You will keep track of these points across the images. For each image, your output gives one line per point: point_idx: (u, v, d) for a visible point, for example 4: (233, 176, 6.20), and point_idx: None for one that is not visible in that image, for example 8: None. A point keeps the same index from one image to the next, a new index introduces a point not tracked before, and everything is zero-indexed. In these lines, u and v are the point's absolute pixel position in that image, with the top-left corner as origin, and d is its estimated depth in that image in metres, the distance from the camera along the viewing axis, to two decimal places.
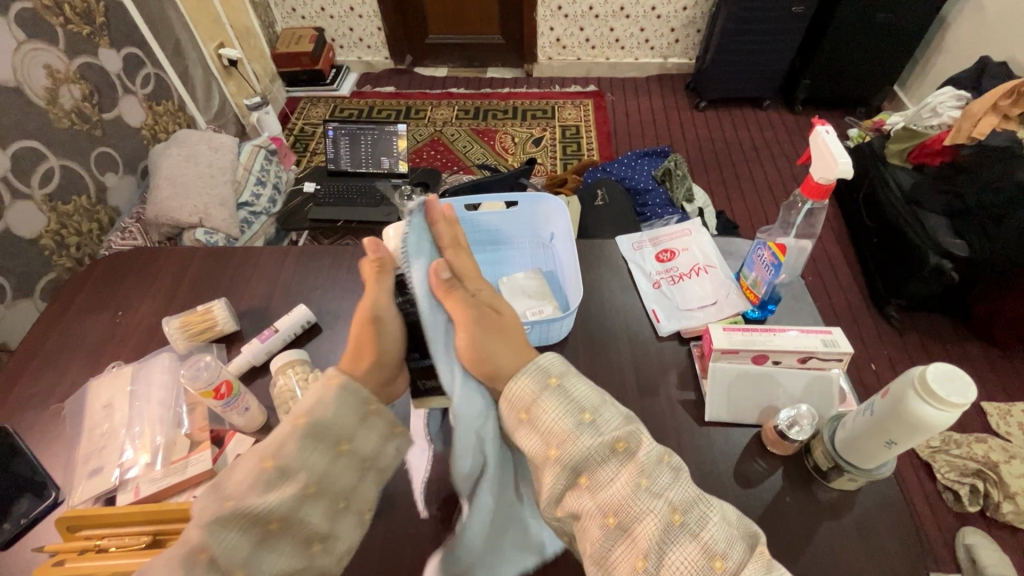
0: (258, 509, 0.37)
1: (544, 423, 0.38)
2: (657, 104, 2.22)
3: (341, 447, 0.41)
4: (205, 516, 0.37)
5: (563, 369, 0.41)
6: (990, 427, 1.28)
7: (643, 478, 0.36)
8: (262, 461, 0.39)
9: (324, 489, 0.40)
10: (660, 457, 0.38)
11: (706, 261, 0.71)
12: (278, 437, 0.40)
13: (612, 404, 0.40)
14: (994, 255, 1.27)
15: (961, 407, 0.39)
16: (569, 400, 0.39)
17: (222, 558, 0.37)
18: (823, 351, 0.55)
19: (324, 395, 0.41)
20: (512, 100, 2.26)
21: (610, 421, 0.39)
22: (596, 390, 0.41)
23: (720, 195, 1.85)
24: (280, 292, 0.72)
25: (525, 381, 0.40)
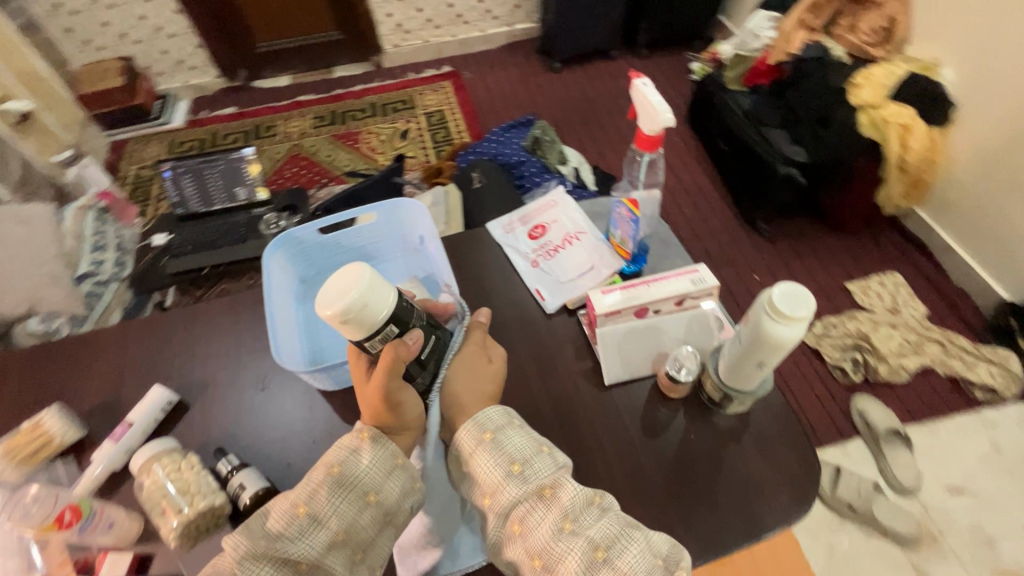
0: (290, 551, 0.43)
1: (480, 473, 0.47)
2: (514, 73, 2.21)
3: (369, 498, 0.46)
4: (239, 548, 0.43)
5: (501, 421, 0.49)
6: (856, 302, 1.46)
7: (566, 522, 0.43)
8: (296, 506, 0.45)
9: (349, 539, 0.45)
10: (584, 501, 0.45)
11: (577, 229, 0.71)
12: (313, 483, 0.46)
13: (546, 453, 0.48)
14: (827, 154, 1.42)
15: (806, 320, 0.43)
16: (502, 453, 0.47)
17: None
18: (694, 290, 0.58)
19: (356, 449, 0.47)
20: (367, 96, 2.15)
21: (541, 470, 0.46)
22: (534, 441, 0.49)
23: (592, 150, 1.90)
24: (131, 375, 0.63)
25: (464, 436, 0.49)
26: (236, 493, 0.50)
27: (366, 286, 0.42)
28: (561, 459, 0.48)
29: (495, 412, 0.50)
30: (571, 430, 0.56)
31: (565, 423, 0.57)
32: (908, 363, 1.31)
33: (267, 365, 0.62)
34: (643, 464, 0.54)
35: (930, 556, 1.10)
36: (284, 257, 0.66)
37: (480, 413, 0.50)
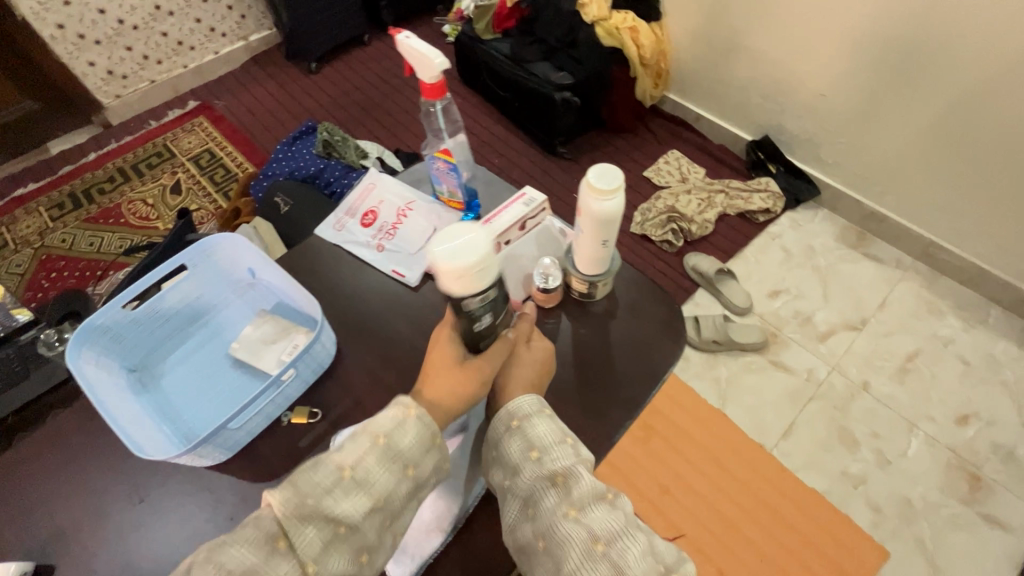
0: (335, 510, 0.45)
1: (505, 456, 0.52)
2: (272, 86, 2.05)
3: (408, 471, 0.49)
4: (284, 506, 0.45)
5: (532, 411, 0.53)
6: (657, 184, 1.69)
7: (573, 509, 0.47)
8: (343, 468, 0.47)
9: (385, 506, 0.48)
10: (595, 494, 0.48)
11: (405, 200, 0.71)
12: (362, 448, 0.48)
13: (568, 443, 0.52)
14: (587, 71, 1.60)
15: (620, 190, 0.49)
16: (525, 439, 0.51)
17: (300, 547, 0.44)
18: (529, 210, 0.63)
19: (403, 421, 0.49)
20: (109, 162, 1.82)
21: (558, 460, 0.50)
22: (560, 431, 0.52)
23: (387, 136, 1.87)
24: None
25: (496, 426, 0.54)
26: None
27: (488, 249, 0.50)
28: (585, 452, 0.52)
29: (532, 400, 0.54)
30: None
31: None
32: (708, 215, 1.59)
33: (138, 478, 0.56)
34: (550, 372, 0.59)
35: (779, 348, 1.37)
36: (92, 355, 0.55)
37: (519, 398, 0.54)
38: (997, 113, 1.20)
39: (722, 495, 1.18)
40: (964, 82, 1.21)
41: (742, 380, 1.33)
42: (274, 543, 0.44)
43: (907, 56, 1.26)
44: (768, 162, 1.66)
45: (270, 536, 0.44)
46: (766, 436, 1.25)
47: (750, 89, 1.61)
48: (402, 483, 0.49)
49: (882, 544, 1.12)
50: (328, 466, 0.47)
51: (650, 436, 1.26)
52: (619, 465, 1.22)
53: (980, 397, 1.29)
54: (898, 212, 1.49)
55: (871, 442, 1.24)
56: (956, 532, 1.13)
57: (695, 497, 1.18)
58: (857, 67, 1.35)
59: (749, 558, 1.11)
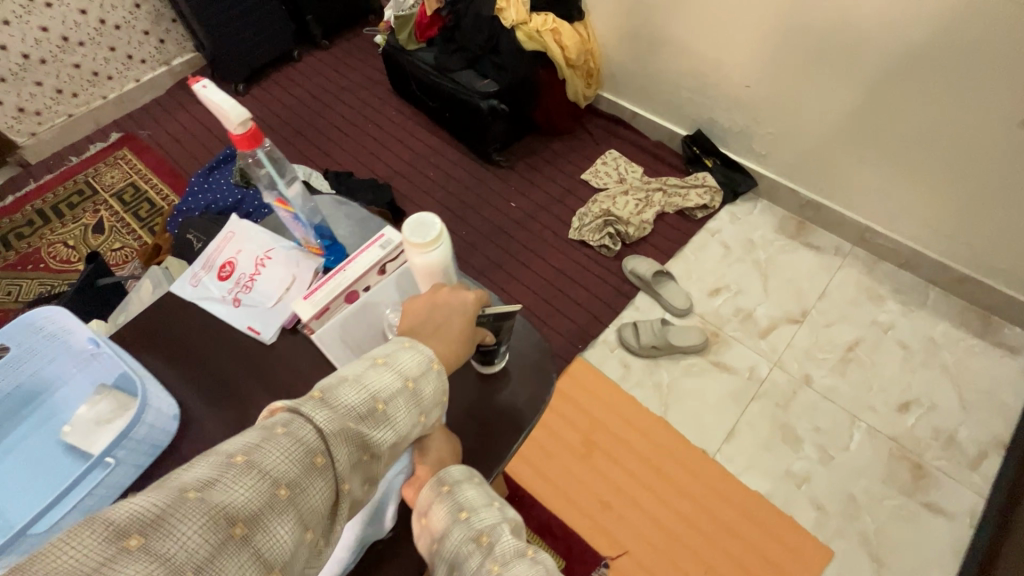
0: (369, 436, 0.43)
1: (433, 523, 0.52)
2: (198, 111, 1.97)
3: (420, 419, 0.48)
4: (326, 419, 0.41)
5: (461, 477, 0.54)
6: (594, 187, 1.66)
7: (496, 565, 0.48)
8: (376, 400, 0.45)
9: (403, 442, 0.47)
10: (517, 551, 0.50)
11: (264, 248, 0.66)
12: (393, 385, 0.47)
13: (496, 506, 0.53)
14: (512, 76, 1.55)
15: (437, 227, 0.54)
16: (454, 502, 0.52)
17: (338, 467, 0.40)
18: (387, 253, 0.59)
19: (428, 369, 0.49)
20: (28, 204, 1.74)
21: (484, 518, 0.52)
22: (486, 495, 0.54)
23: (318, 156, 1.82)
24: None
25: (426, 492, 0.54)
26: None
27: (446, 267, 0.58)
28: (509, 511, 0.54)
29: (461, 467, 0.55)
30: None
31: None
32: (646, 216, 1.56)
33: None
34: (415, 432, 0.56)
35: (720, 347, 1.35)
36: None
37: (449, 465, 0.56)
38: (912, 93, 1.18)
39: (665, 505, 1.16)
40: (880, 64, 1.19)
41: (684, 385, 1.30)
42: (312, 458, 0.39)
43: (822, 44, 1.24)
44: (704, 156, 1.63)
45: (313, 450, 0.39)
46: (711, 440, 1.23)
47: (679, 84, 1.58)
48: (410, 432, 0.47)
49: (827, 543, 1.11)
50: (363, 392, 0.45)
51: (592, 451, 1.22)
52: (562, 484, 1.18)
53: (921, 382, 1.28)
54: (832, 199, 1.47)
55: (815, 438, 1.22)
56: (899, 524, 1.12)
57: (638, 511, 1.15)
58: (779, 55, 1.32)
59: (694, 570, 1.09)
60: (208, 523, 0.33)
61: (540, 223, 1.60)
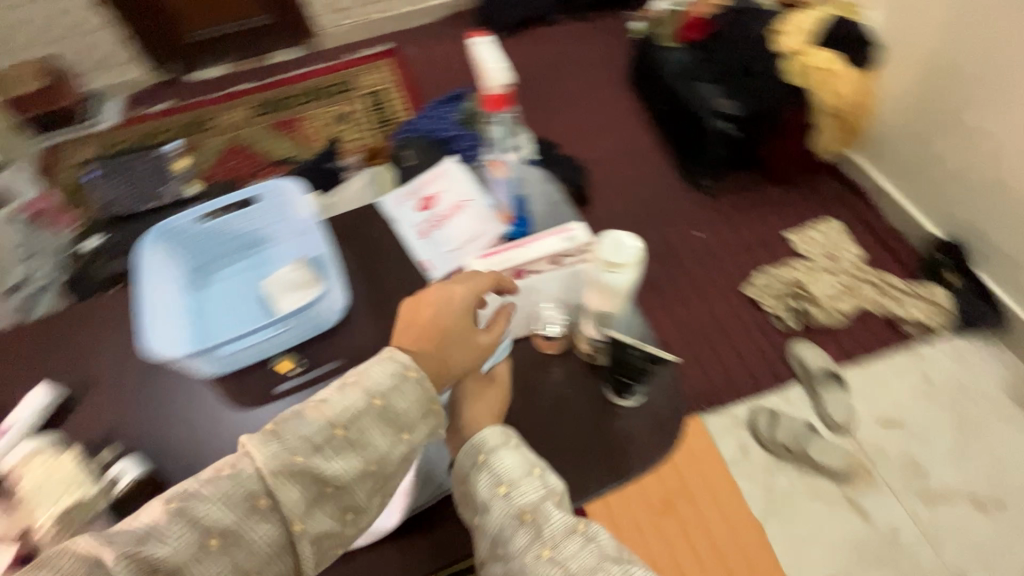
0: (323, 467, 0.44)
1: (475, 492, 0.50)
2: (453, 45, 2.16)
3: (404, 434, 0.47)
4: (273, 463, 0.44)
5: (498, 442, 0.52)
6: (793, 250, 1.48)
7: (545, 548, 0.45)
8: (335, 427, 0.45)
9: (378, 468, 0.47)
10: (566, 530, 0.46)
11: (464, 196, 0.71)
12: (356, 407, 0.46)
13: (538, 475, 0.50)
14: (759, 104, 1.42)
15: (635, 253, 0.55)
16: (492, 472, 0.50)
17: (285, 506, 0.43)
18: (567, 248, 0.59)
19: (400, 379, 0.47)
20: (305, 80, 2.09)
21: (525, 492, 0.48)
22: (527, 464, 0.51)
23: (533, 119, 1.88)
24: (11, 378, 0.63)
25: (461, 461, 0.52)
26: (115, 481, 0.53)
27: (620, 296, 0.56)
28: (553, 482, 0.50)
29: (498, 430, 0.53)
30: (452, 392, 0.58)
31: None
32: (842, 305, 1.35)
33: (137, 359, 0.63)
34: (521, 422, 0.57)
35: (864, 487, 1.14)
36: (163, 250, 0.66)
37: (484, 428, 0.53)
38: None
39: None
40: None
41: (800, 502, 1.14)
42: (253, 502, 0.43)
43: None
44: (947, 268, 1.34)
45: (246, 496, 0.43)
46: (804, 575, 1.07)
47: (955, 178, 1.31)
48: (413, 432, 0.48)
49: None
50: (320, 422, 0.45)
51: (668, 513, 1.14)
52: (624, 528, 1.13)
53: None
54: None
55: None
56: None
57: None
58: None
59: None
60: (145, 563, 0.40)
61: (717, 265, 1.48)
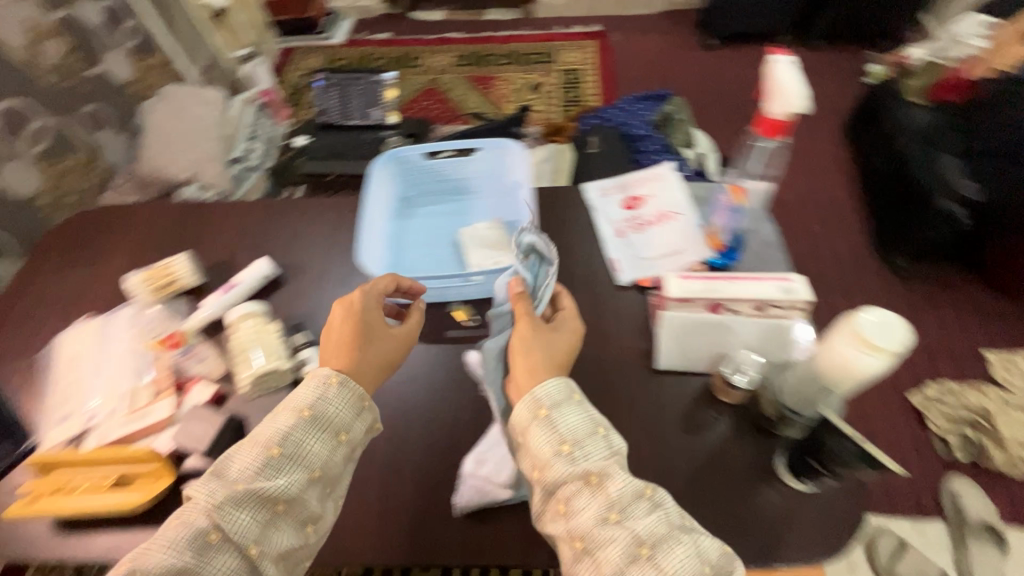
0: (268, 484, 0.43)
1: (533, 447, 0.44)
2: (663, 43, 2.09)
3: (341, 436, 0.47)
4: (215, 499, 0.41)
5: (558, 398, 0.45)
6: (990, 374, 1.24)
7: (612, 511, 0.40)
8: (267, 449, 0.44)
9: (324, 475, 0.45)
10: (635, 493, 0.41)
11: (674, 209, 0.68)
12: (284, 423, 0.45)
13: (603, 435, 0.44)
14: (1010, 197, 1.17)
15: (902, 349, 0.40)
16: (553, 430, 0.43)
17: (233, 534, 0.41)
18: (781, 299, 0.54)
19: (324, 388, 0.47)
20: (511, 43, 2.15)
21: (590, 454, 0.42)
22: (589, 420, 0.45)
23: (724, 139, 1.76)
24: (241, 245, 0.72)
25: (519, 412, 0.45)
26: (299, 364, 0.59)
27: (851, 382, 0.42)
28: (618, 442, 0.44)
29: (556, 384, 0.46)
30: (605, 400, 0.56)
31: (601, 393, 0.57)
32: None
33: (335, 263, 0.69)
34: (669, 456, 0.53)
35: None
36: (388, 172, 0.71)
37: (538, 382, 0.46)
38: None
39: None
40: None
41: None
42: (205, 536, 0.40)
43: None
44: None
45: (195, 530, 0.40)
46: None
47: None
48: (348, 433, 0.47)
49: None
50: (256, 449, 0.44)
51: None
52: None
53: None
54: None
55: None
56: None
57: None
58: None
59: None
60: None
61: None
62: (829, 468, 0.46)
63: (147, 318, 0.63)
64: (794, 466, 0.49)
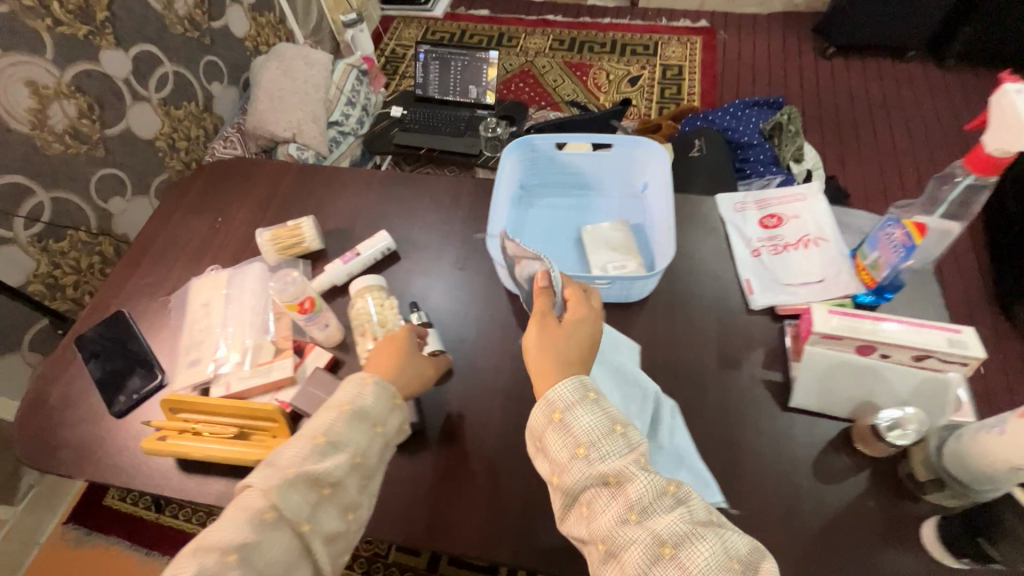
0: (317, 469, 0.43)
1: (549, 452, 0.41)
2: (776, 46, 1.97)
3: (377, 428, 0.47)
4: (267, 486, 0.41)
5: (573, 399, 0.42)
6: None
7: (633, 512, 0.37)
8: (312, 438, 0.44)
9: (364, 463, 0.45)
10: (659, 491, 0.38)
11: (819, 233, 0.63)
12: (326, 417, 0.46)
13: (621, 434, 0.41)
14: None
15: None
16: (568, 435, 0.41)
17: (286, 513, 0.41)
18: (946, 351, 0.48)
19: (361, 387, 0.48)
20: (612, 31, 2.08)
21: (609, 456, 0.40)
22: (607, 418, 0.42)
23: (834, 157, 1.64)
24: (360, 215, 0.72)
25: (534, 418, 0.43)
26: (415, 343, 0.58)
27: None
28: (639, 440, 0.41)
29: (568, 387, 0.43)
30: (730, 430, 0.53)
31: (725, 422, 0.53)
32: None
33: (452, 246, 0.69)
34: (800, 503, 0.49)
35: None
36: (516, 158, 0.69)
37: (552, 386, 0.43)
38: None
39: None
40: None
41: None
42: (260, 515, 0.40)
43: None
44: None
45: (249, 511, 0.40)
46: None
47: None
48: (384, 425, 0.48)
49: None
50: (299, 440, 0.44)
51: None
52: None
53: None
54: None
55: None
56: None
57: None
58: None
59: None
60: None
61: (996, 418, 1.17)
62: (1006, 554, 0.41)
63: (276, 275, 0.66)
64: (947, 539, 0.44)
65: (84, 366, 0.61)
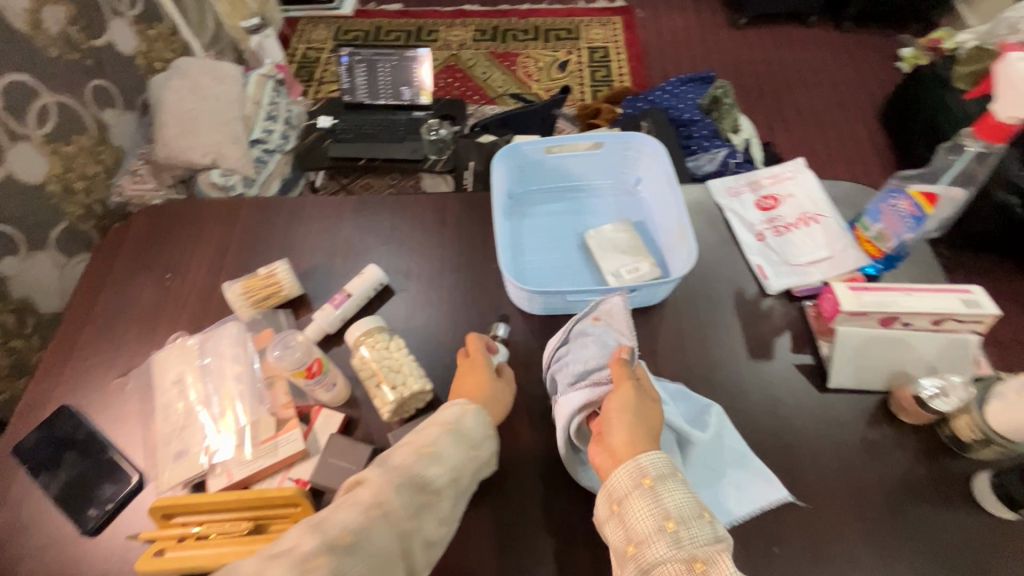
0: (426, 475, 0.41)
1: (629, 520, 0.38)
2: (691, 21, 2.02)
3: (475, 449, 0.45)
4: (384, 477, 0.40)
5: (667, 472, 0.39)
6: None
7: None
8: (420, 447, 0.42)
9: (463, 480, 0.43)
10: None
11: (816, 209, 0.63)
12: (432, 433, 0.44)
13: (710, 520, 0.37)
14: None
15: None
16: (657, 503, 0.37)
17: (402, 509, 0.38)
18: (965, 312, 0.50)
19: (462, 413, 0.46)
20: (532, 17, 2.04)
21: (698, 538, 0.35)
22: (698, 502, 0.38)
23: (761, 124, 1.72)
24: (338, 249, 0.65)
25: (616, 480, 0.40)
26: None
27: None
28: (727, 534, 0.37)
29: (663, 455, 0.40)
30: (778, 421, 0.52)
31: (771, 414, 0.53)
32: None
33: (449, 271, 0.63)
34: (861, 483, 0.49)
35: None
36: (504, 169, 0.64)
37: (644, 452, 0.40)
38: None
39: None
40: None
41: None
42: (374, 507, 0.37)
43: None
44: None
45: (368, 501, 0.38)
46: None
47: None
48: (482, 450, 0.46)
49: None
50: (410, 450, 0.42)
51: None
52: None
53: None
54: None
55: None
56: None
57: None
58: None
59: None
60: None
61: None
62: None
63: (256, 333, 0.57)
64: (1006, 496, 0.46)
65: (32, 480, 0.50)
